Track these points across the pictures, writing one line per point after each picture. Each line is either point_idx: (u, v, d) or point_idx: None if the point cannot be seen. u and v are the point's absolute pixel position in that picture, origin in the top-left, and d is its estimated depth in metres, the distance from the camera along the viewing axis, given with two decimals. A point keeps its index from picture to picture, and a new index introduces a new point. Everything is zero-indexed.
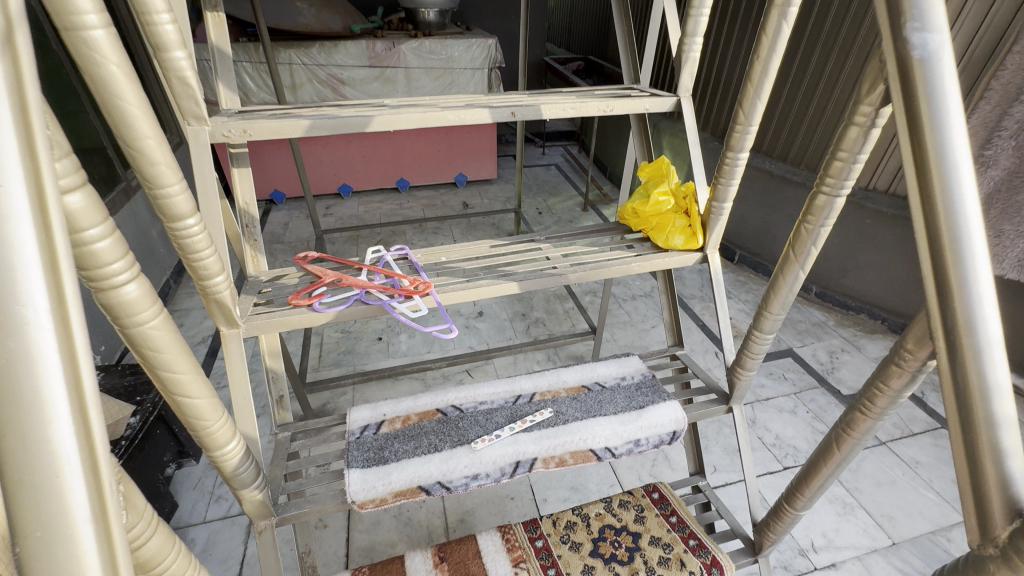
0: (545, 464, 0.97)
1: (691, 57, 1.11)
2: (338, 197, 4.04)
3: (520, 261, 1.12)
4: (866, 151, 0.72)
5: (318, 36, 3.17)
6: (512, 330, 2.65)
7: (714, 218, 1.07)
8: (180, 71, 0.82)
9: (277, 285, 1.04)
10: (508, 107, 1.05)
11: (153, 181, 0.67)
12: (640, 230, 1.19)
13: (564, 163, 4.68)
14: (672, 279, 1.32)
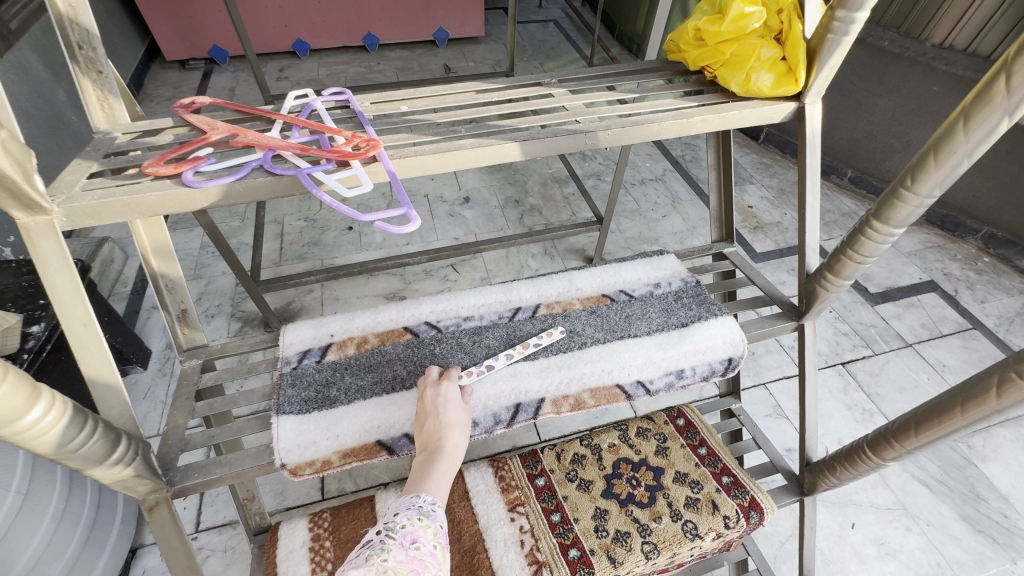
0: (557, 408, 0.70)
1: None
2: (294, 56, 3.34)
3: (523, 114, 0.73)
4: None
5: None
6: (504, 219, 2.29)
7: (832, 42, 0.68)
8: None
9: (140, 145, 0.66)
10: None
11: None
12: (703, 68, 0.79)
13: (565, 20, 3.90)
14: (728, 149, 0.95)
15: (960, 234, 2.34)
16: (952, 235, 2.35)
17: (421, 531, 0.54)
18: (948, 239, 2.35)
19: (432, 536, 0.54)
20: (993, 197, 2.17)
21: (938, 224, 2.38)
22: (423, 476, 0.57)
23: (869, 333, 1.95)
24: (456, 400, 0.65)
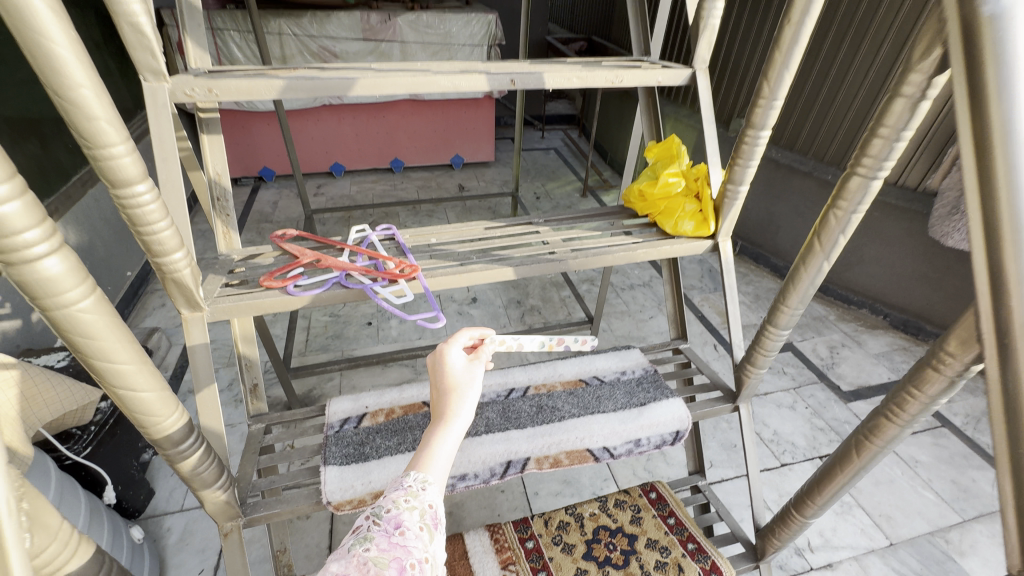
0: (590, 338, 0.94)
1: (709, 24, 1.02)
2: (330, 176, 3.90)
3: (516, 246, 1.03)
4: (912, 126, 0.64)
5: (309, 5, 3.00)
6: (506, 317, 2.57)
7: (728, 203, 0.98)
8: (132, 18, 0.73)
9: (250, 264, 0.95)
10: (507, 76, 0.96)
11: (91, 141, 0.57)
12: (647, 214, 1.11)
13: (563, 148, 4.55)
14: (677, 269, 1.23)
15: (922, 337, 2.56)
16: (915, 338, 2.57)
17: (405, 514, 0.55)
18: (912, 342, 2.56)
19: (419, 518, 0.56)
20: (944, 305, 2.43)
21: (901, 327, 2.61)
22: (415, 457, 0.61)
23: (843, 428, 2.10)
24: (457, 368, 0.70)
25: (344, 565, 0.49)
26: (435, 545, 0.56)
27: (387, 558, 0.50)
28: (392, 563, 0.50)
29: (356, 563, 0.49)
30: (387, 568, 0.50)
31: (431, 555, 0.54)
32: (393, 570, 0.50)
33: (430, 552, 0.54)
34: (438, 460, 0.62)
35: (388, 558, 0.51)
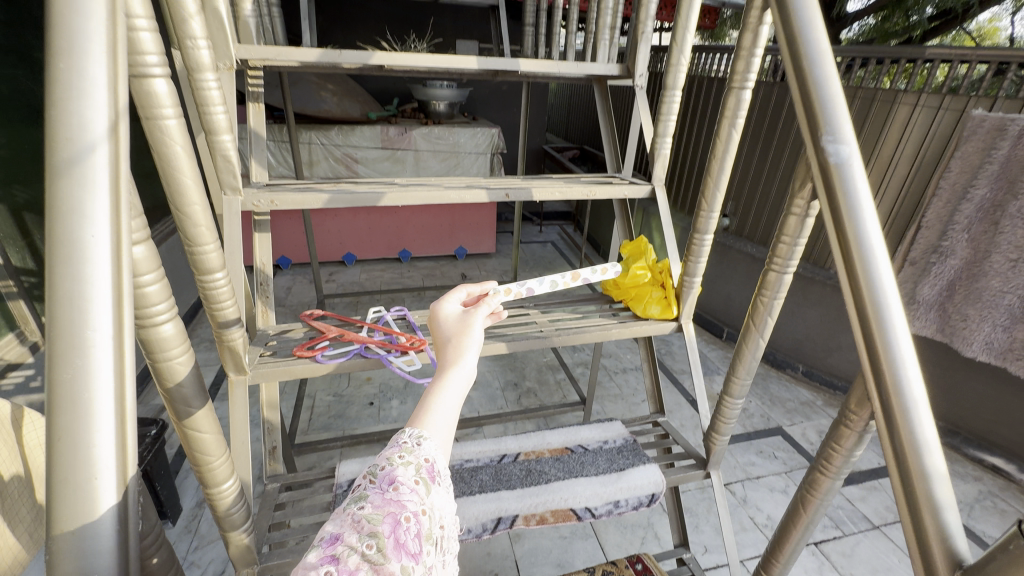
0: (607, 269, 1.06)
1: (662, 152, 1.30)
2: (342, 264, 4.19)
3: (509, 325, 1.20)
4: (803, 237, 0.85)
5: (338, 121, 3.48)
6: (503, 399, 2.66)
7: (686, 291, 1.18)
8: (224, 150, 0.98)
9: (283, 338, 1.11)
10: (503, 190, 1.20)
11: (191, 239, 0.78)
12: (621, 300, 1.30)
13: (559, 241, 4.91)
14: (652, 348, 1.40)
15: None
16: None
17: (399, 469, 0.52)
18: None
19: (414, 472, 0.53)
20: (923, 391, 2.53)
21: None
22: (412, 414, 0.59)
23: (836, 514, 2.11)
24: (457, 325, 0.69)
25: (339, 523, 0.47)
26: (433, 498, 0.53)
27: (381, 514, 0.48)
28: (387, 517, 0.48)
29: (351, 521, 0.47)
30: (381, 523, 0.47)
31: (428, 506, 0.52)
32: (388, 524, 0.47)
33: (427, 502, 0.52)
34: (437, 414, 0.59)
35: (381, 513, 0.48)
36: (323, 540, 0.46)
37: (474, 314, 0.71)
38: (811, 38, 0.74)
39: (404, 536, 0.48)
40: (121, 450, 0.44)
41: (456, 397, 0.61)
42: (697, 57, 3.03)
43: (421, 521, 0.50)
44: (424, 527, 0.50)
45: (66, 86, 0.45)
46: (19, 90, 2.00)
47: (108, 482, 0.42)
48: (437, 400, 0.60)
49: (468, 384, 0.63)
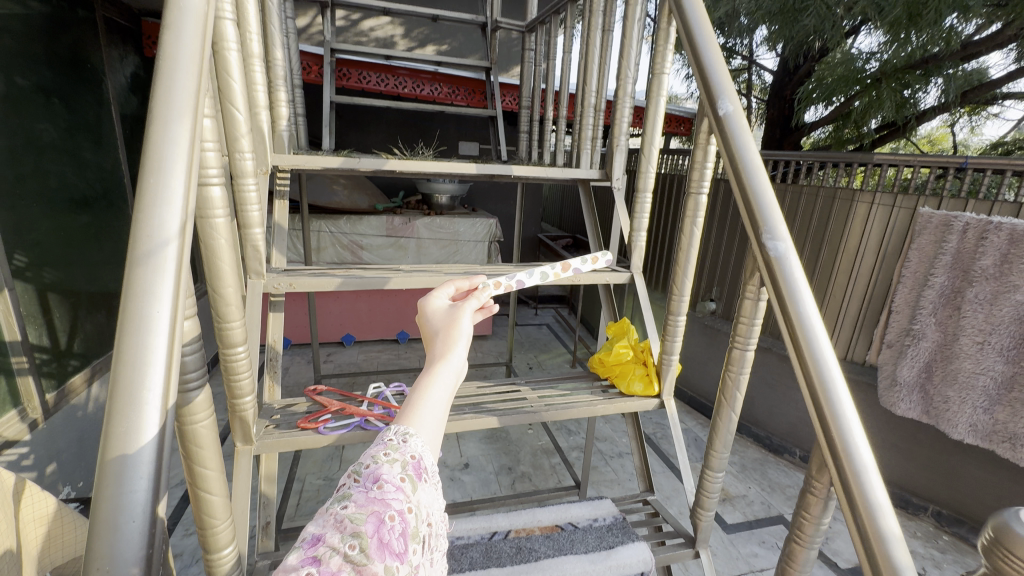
0: (596, 259, 1.11)
1: (638, 244, 1.47)
2: (341, 345, 4.26)
3: (501, 401, 1.28)
4: (759, 318, 0.97)
5: (347, 211, 3.76)
6: (497, 484, 2.61)
7: (665, 368, 1.27)
8: (254, 240, 1.13)
9: (287, 412, 1.17)
10: (497, 276, 1.34)
11: (222, 315, 0.90)
12: (607, 377, 1.38)
13: (554, 324, 5.03)
14: (639, 425, 1.45)
15: (912, 511, 2.54)
16: (905, 512, 2.55)
17: (384, 468, 0.56)
18: (904, 516, 2.53)
19: (399, 470, 0.57)
20: (922, 476, 2.49)
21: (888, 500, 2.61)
22: (399, 412, 0.65)
23: None
24: (446, 322, 0.77)
25: (322, 522, 0.51)
26: (417, 495, 0.57)
27: (364, 513, 0.52)
28: (370, 517, 0.52)
29: (334, 521, 0.51)
30: (364, 523, 0.51)
31: (412, 505, 0.56)
32: (370, 524, 0.52)
33: (411, 501, 0.56)
34: (423, 411, 0.65)
35: (365, 513, 0.52)
36: (307, 538, 0.50)
37: (460, 312, 0.78)
38: (745, 159, 0.94)
39: (387, 535, 0.52)
40: (154, 498, 0.51)
41: (443, 395, 0.68)
42: (665, 159, 3.44)
43: (405, 520, 0.54)
44: (407, 526, 0.54)
45: (154, 198, 0.59)
46: (64, 184, 2.22)
47: (139, 527, 0.48)
48: (424, 399, 0.66)
49: (454, 380, 0.70)
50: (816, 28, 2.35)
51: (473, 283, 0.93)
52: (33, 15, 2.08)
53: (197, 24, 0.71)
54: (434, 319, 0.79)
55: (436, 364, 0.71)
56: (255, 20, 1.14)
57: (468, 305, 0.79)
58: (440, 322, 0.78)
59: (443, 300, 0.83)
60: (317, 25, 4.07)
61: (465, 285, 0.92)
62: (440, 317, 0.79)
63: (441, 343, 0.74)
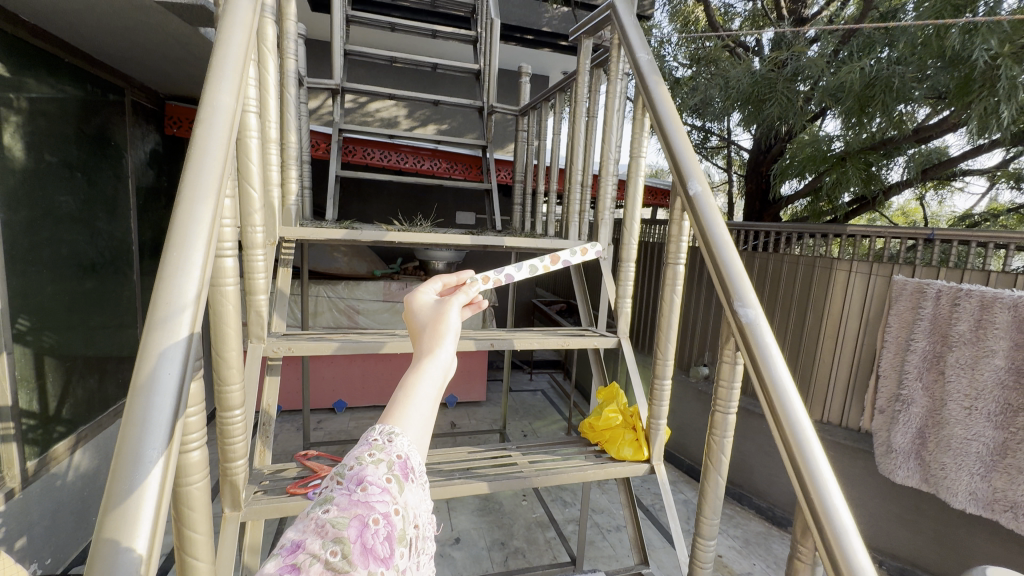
0: (584, 250, 1.32)
1: (624, 309, 1.54)
2: (332, 412, 4.19)
3: (491, 467, 1.28)
4: (738, 381, 1.02)
5: (345, 276, 3.86)
6: (489, 560, 2.48)
7: (654, 432, 1.29)
8: (258, 306, 1.19)
9: (276, 478, 1.17)
10: (489, 341, 1.40)
11: (223, 378, 0.94)
12: (598, 442, 1.39)
13: (549, 389, 4.98)
14: (632, 492, 1.44)
15: None
16: None
17: (369, 469, 0.53)
18: None
19: (385, 470, 0.54)
20: (931, 550, 2.39)
21: None
22: (384, 411, 0.62)
23: None
24: (432, 318, 0.74)
25: (302, 528, 0.48)
26: (404, 497, 0.54)
27: (348, 517, 0.49)
28: (353, 521, 0.49)
29: (314, 527, 0.48)
30: (347, 527, 0.48)
31: (399, 506, 0.53)
32: (354, 528, 0.48)
33: (398, 502, 0.53)
34: (410, 409, 0.62)
35: (347, 517, 0.49)
36: (285, 546, 0.47)
37: (448, 307, 0.76)
38: (715, 234, 1.03)
39: (372, 540, 0.49)
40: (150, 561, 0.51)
41: (430, 390, 0.64)
42: (647, 228, 3.67)
43: (391, 523, 0.51)
44: (394, 529, 0.51)
45: (176, 269, 0.64)
46: (75, 252, 2.31)
47: None
48: (410, 396, 0.63)
49: (443, 375, 0.67)
50: (780, 115, 2.59)
51: (461, 279, 0.91)
52: (69, 101, 2.28)
53: (227, 118, 0.81)
54: (421, 314, 0.77)
55: (423, 359, 0.67)
56: (275, 110, 1.28)
57: (456, 298, 0.78)
58: (427, 317, 0.76)
59: (431, 297, 0.81)
60: (327, 108, 4.40)
61: (452, 279, 0.89)
62: (427, 312, 0.77)
63: (428, 336, 0.71)
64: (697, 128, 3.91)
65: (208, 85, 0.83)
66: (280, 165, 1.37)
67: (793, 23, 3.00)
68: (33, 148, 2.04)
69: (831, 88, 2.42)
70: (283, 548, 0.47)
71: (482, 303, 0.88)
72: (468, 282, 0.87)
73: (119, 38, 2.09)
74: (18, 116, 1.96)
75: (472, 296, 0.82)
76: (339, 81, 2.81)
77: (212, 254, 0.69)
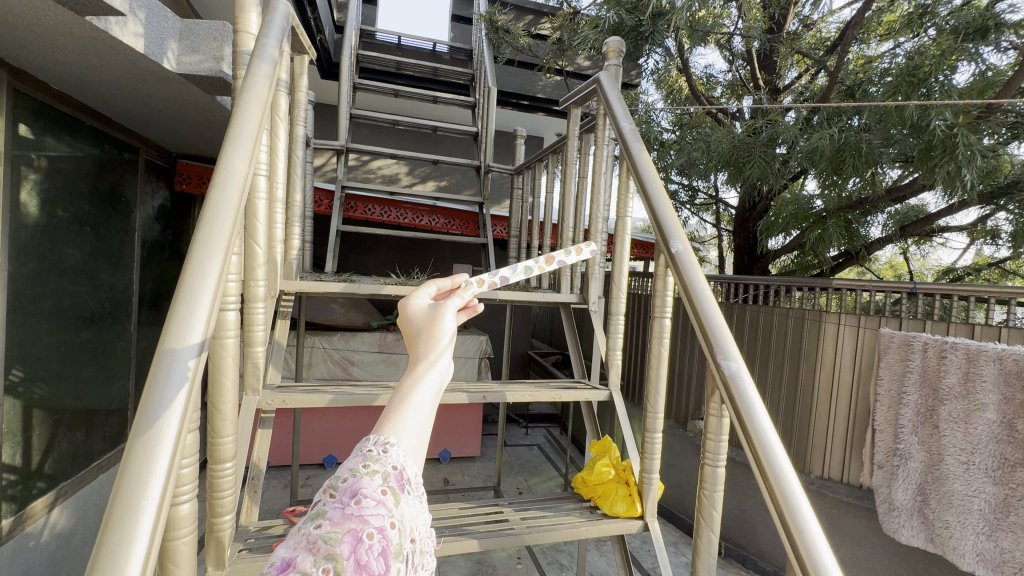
0: (578, 249, 1.25)
1: (615, 362, 1.57)
2: (322, 467, 4.06)
3: (482, 524, 1.25)
4: (725, 434, 1.03)
5: (341, 327, 3.88)
6: None
7: (647, 487, 1.28)
8: (255, 357, 1.22)
9: (262, 535, 1.14)
10: (482, 393, 1.42)
11: (216, 430, 0.95)
12: (591, 498, 1.37)
13: (545, 444, 4.87)
14: (627, 552, 1.40)
15: None
16: None
17: (363, 481, 0.53)
18: None
19: (380, 483, 0.54)
20: None
21: None
22: (378, 422, 0.62)
23: None
24: (428, 321, 0.74)
25: (294, 544, 0.49)
26: (401, 509, 0.54)
27: (341, 532, 0.49)
28: (346, 536, 0.49)
29: (306, 542, 0.49)
30: (339, 543, 0.48)
31: (395, 520, 0.52)
32: (346, 544, 0.48)
33: (395, 515, 0.53)
34: (404, 421, 0.62)
35: (339, 532, 0.49)
36: (277, 562, 0.47)
37: (443, 309, 0.76)
38: (697, 289, 1.09)
39: (365, 555, 0.49)
40: None
41: (427, 397, 0.65)
42: (637, 280, 3.74)
43: (386, 537, 0.51)
44: (389, 544, 0.51)
45: (182, 323, 0.68)
46: (76, 303, 2.35)
47: None
48: (405, 405, 0.63)
49: (439, 381, 0.68)
50: (760, 175, 2.74)
51: (455, 283, 0.91)
52: (86, 159, 2.39)
53: (239, 183, 0.88)
54: (417, 318, 0.76)
55: (419, 365, 0.69)
56: (283, 172, 1.37)
57: (451, 302, 0.76)
58: (422, 321, 0.75)
59: (425, 297, 0.81)
60: (331, 165, 4.61)
61: (446, 284, 0.89)
62: (422, 316, 0.76)
63: (423, 342, 0.72)
64: (685, 186, 4.09)
65: (223, 153, 0.90)
66: (284, 223, 1.44)
67: (768, 92, 3.23)
68: (46, 204, 2.12)
69: (806, 151, 2.57)
70: (275, 565, 0.47)
71: (477, 306, 0.85)
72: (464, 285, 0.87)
73: (140, 104, 2.24)
74: (36, 174, 2.06)
75: (469, 301, 0.82)
76: (344, 142, 2.97)
77: (217, 308, 0.73)
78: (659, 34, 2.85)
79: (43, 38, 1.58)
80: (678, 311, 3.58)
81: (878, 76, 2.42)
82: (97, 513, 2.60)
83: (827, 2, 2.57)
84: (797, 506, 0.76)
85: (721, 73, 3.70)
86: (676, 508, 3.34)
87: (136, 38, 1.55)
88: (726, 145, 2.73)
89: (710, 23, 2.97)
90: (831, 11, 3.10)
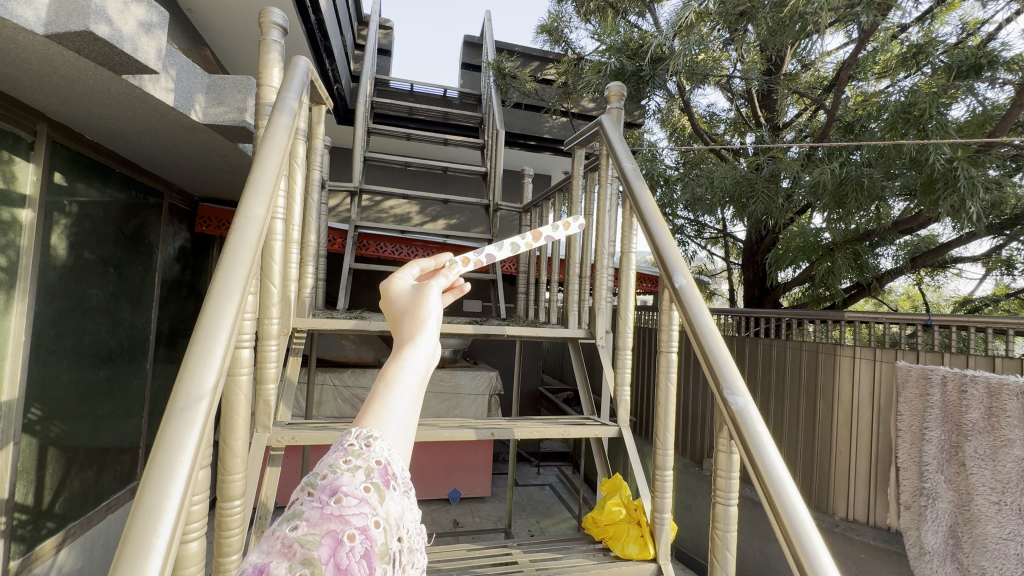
0: (566, 224, 1.28)
1: (623, 398, 1.57)
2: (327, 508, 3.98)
3: (491, 566, 1.22)
4: (735, 471, 1.02)
5: (352, 364, 3.87)
6: None
7: (659, 527, 1.25)
8: (267, 394, 1.24)
9: None
10: (490, 429, 1.42)
11: (227, 468, 0.97)
12: (602, 539, 1.34)
13: (558, 484, 4.73)
14: None
15: None
16: None
17: (344, 478, 0.52)
18: None
19: (363, 479, 0.53)
20: None
21: None
22: (360, 416, 0.62)
23: None
24: (412, 305, 0.77)
25: (267, 549, 0.46)
26: (385, 506, 0.52)
27: (319, 534, 0.47)
28: (325, 539, 0.47)
29: (281, 547, 0.46)
30: (318, 546, 0.47)
31: (379, 518, 0.51)
32: (326, 547, 0.47)
33: (379, 513, 0.51)
34: (385, 414, 0.62)
35: (319, 533, 0.47)
36: (249, 569, 0.45)
37: (426, 292, 0.79)
38: (702, 324, 1.09)
39: (346, 559, 0.47)
40: None
41: (412, 384, 0.66)
42: (645, 315, 3.73)
43: (369, 538, 0.49)
44: (373, 545, 0.49)
45: (200, 360, 0.70)
46: (95, 342, 2.41)
47: None
48: (389, 394, 0.64)
49: (424, 365, 0.70)
50: (765, 210, 2.78)
51: (439, 263, 0.92)
52: (113, 203, 2.51)
53: (257, 227, 0.92)
54: (399, 301, 0.80)
55: (404, 349, 0.71)
56: (299, 214, 1.43)
57: (434, 283, 0.80)
58: (405, 303, 0.79)
59: (408, 281, 0.84)
60: (345, 206, 4.76)
61: (430, 264, 0.91)
62: (405, 298, 0.80)
63: (407, 324, 0.75)
64: (692, 222, 4.12)
65: (244, 199, 0.95)
66: (299, 262, 1.50)
67: (769, 130, 3.32)
68: (74, 246, 2.22)
69: (810, 186, 2.60)
70: (246, 572, 0.45)
71: (463, 286, 0.89)
72: (448, 265, 0.88)
73: (167, 153, 2.36)
74: (67, 219, 2.17)
75: (453, 280, 0.85)
76: (358, 183, 3.07)
77: (232, 344, 0.75)
78: (659, 77, 2.96)
79: (81, 94, 1.70)
80: (688, 347, 3.56)
81: (876, 112, 2.47)
82: (104, 555, 2.58)
83: (823, 44, 2.66)
84: (807, 536, 0.75)
85: (723, 111, 3.80)
86: (694, 552, 3.20)
87: (167, 93, 1.67)
88: (729, 180, 2.78)
89: (708, 66, 3.09)
90: (827, 52, 3.21)
